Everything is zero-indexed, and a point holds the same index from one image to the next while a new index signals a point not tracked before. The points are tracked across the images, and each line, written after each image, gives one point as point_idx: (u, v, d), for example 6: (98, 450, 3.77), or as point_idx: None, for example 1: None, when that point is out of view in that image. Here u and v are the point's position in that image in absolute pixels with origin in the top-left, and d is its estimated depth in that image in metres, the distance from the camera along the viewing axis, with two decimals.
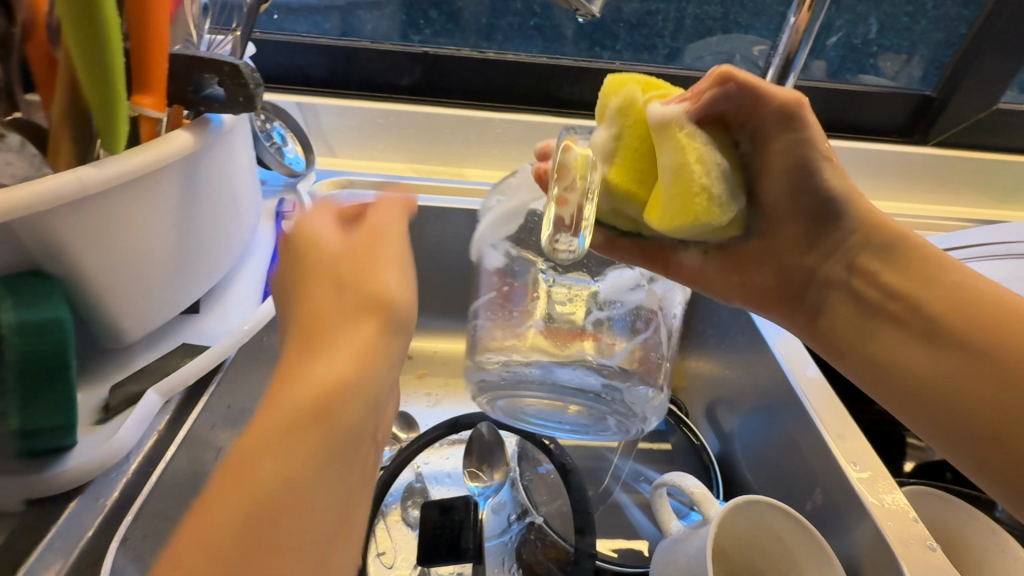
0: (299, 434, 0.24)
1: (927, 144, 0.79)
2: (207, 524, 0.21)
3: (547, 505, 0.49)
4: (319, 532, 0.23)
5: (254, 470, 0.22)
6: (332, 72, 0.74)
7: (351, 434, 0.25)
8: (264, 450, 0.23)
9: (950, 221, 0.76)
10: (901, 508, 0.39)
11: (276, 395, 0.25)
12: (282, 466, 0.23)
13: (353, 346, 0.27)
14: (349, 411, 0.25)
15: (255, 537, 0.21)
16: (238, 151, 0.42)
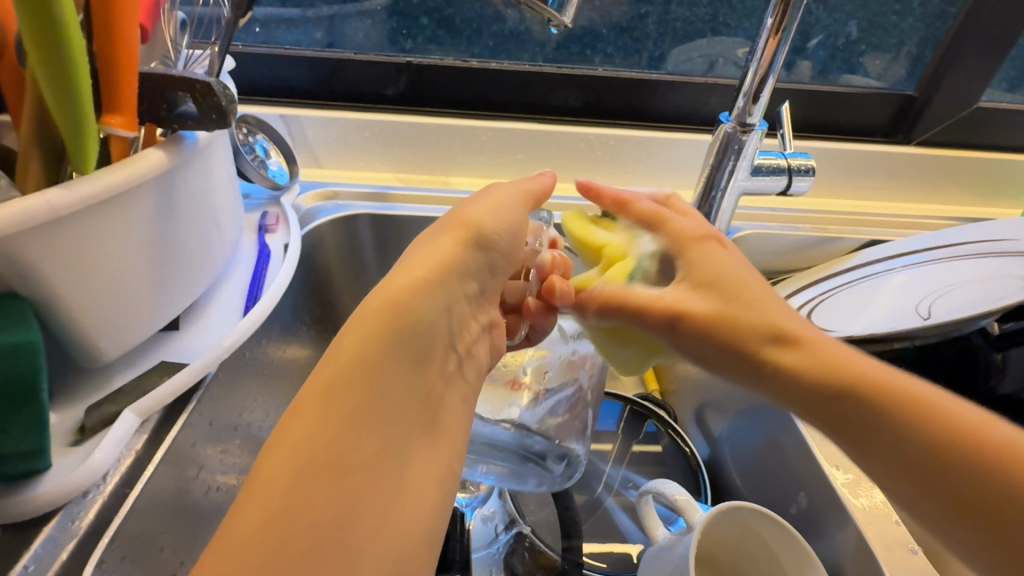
0: (383, 332, 0.32)
1: (911, 144, 0.79)
2: (318, 388, 0.30)
3: (534, 514, 0.49)
4: (390, 411, 0.31)
5: (351, 348, 0.31)
6: (316, 83, 0.74)
7: (422, 343, 0.34)
8: (357, 338, 0.32)
9: (935, 219, 0.77)
10: (883, 511, 0.40)
11: (380, 295, 0.34)
12: (370, 352, 0.32)
13: (424, 268, 0.36)
14: (428, 312, 0.35)
15: (352, 393, 0.30)
16: (216, 168, 0.42)
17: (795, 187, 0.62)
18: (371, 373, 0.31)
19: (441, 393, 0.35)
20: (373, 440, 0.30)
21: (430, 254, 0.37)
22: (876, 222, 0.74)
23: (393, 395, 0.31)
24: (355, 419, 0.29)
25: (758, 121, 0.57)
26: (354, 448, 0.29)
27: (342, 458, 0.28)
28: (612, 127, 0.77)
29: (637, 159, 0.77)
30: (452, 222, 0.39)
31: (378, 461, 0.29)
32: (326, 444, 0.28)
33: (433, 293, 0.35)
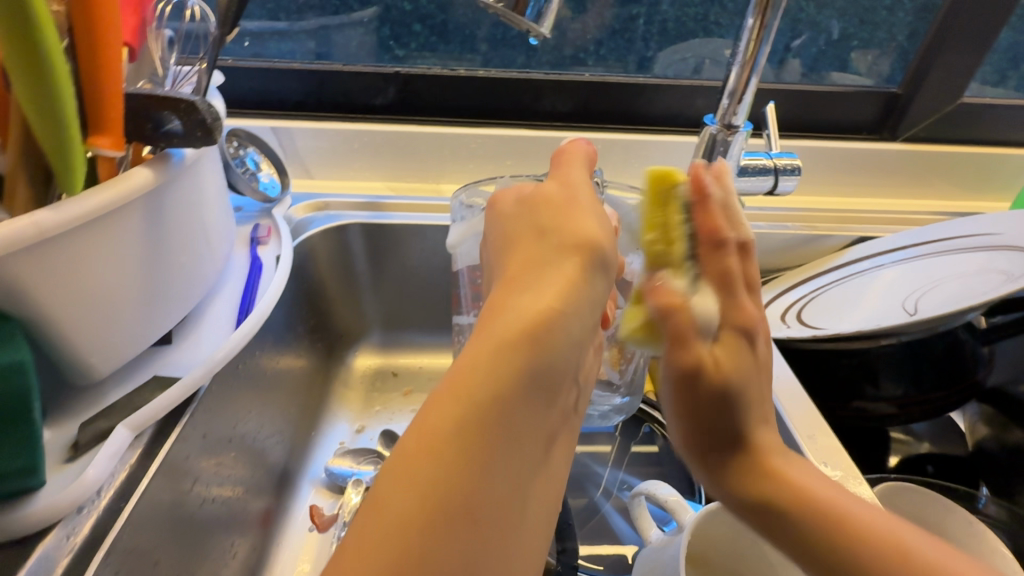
0: (514, 359, 0.27)
1: (898, 140, 0.80)
2: (432, 427, 0.24)
3: None
4: (515, 462, 0.26)
5: (472, 381, 0.26)
6: (306, 95, 0.75)
7: (553, 378, 0.29)
8: (479, 366, 0.27)
9: (923, 215, 0.77)
10: (872, 507, 0.40)
11: (491, 316, 0.29)
12: (500, 391, 0.26)
13: (543, 287, 0.31)
14: (556, 344, 0.30)
15: (484, 442, 0.25)
16: (205, 183, 0.43)
17: (782, 186, 0.62)
18: (499, 419, 0.26)
19: (553, 445, 0.30)
20: (502, 490, 0.25)
21: (546, 271, 0.32)
22: (864, 219, 0.75)
23: (523, 434, 0.27)
24: (483, 472, 0.25)
25: (742, 122, 0.58)
26: (483, 503, 0.24)
27: (465, 523, 0.23)
28: (600, 131, 0.78)
29: (626, 163, 0.77)
30: (565, 230, 0.34)
31: (503, 514, 0.25)
32: (449, 495, 0.23)
33: (563, 324, 0.30)
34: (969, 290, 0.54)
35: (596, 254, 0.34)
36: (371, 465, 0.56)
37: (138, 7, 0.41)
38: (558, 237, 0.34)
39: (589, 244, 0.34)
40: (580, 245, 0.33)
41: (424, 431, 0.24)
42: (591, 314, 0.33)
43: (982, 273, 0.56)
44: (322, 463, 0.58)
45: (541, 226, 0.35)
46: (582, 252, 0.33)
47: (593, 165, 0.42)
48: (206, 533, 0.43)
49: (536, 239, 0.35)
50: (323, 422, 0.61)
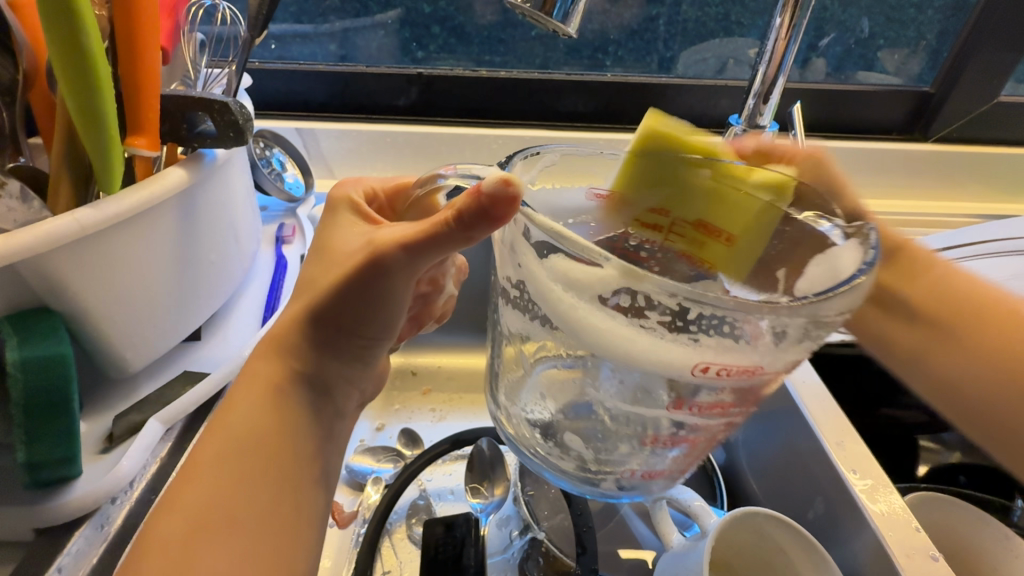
0: (259, 404, 0.34)
1: (929, 141, 0.77)
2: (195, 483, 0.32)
3: (549, 520, 0.48)
4: (272, 482, 0.33)
5: (233, 423, 0.33)
6: (329, 97, 0.76)
7: (302, 410, 0.35)
8: (243, 404, 0.34)
9: (957, 217, 0.75)
10: (902, 516, 0.40)
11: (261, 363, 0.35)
12: (257, 421, 0.34)
13: (277, 345, 0.36)
14: (294, 391, 0.35)
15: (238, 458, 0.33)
16: (235, 183, 0.44)
17: None
18: (252, 435, 0.33)
19: (323, 457, 0.36)
20: (260, 506, 0.32)
21: (289, 336, 0.35)
22: (894, 221, 0.73)
23: (271, 458, 0.33)
24: (224, 507, 0.31)
25: (768, 122, 0.57)
26: (230, 532, 0.31)
27: (210, 544, 0.30)
28: (620, 132, 0.77)
29: None
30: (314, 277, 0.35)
31: (260, 532, 0.31)
32: (202, 527, 0.30)
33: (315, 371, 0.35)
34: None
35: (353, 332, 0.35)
36: (391, 462, 0.56)
37: (172, 11, 0.42)
38: (313, 306, 0.34)
39: (317, 313, 0.34)
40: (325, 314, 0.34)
41: (178, 494, 0.31)
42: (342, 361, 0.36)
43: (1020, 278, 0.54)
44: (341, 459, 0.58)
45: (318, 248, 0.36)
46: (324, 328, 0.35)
47: (484, 224, 0.28)
48: None
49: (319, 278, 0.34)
50: None
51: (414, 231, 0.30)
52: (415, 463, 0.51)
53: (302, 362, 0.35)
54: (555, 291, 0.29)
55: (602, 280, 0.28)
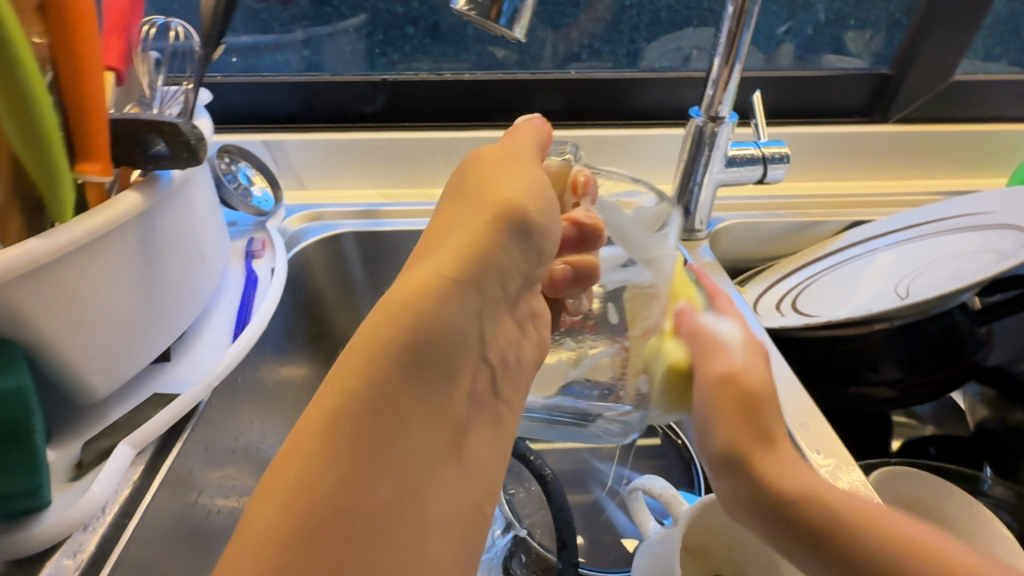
0: (400, 340, 0.28)
1: (890, 122, 0.78)
2: (343, 395, 0.27)
3: (531, 517, 0.50)
4: (434, 411, 0.30)
5: (371, 367, 0.27)
6: (295, 107, 0.75)
7: (445, 351, 0.30)
8: (367, 354, 0.28)
9: (920, 196, 0.76)
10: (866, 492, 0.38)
11: (413, 285, 0.30)
12: (390, 374, 0.28)
13: (460, 255, 0.32)
14: (457, 317, 0.31)
15: (368, 420, 0.27)
16: (194, 200, 0.44)
17: (772, 175, 0.62)
18: (401, 389, 0.28)
19: (470, 414, 0.34)
20: (406, 461, 0.29)
21: (460, 237, 0.33)
22: (860, 202, 0.74)
23: (411, 426, 0.29)
24: (412, 429, 0.29)
25: (728, 112, 0.58)
26: (386, 470, 0.27)
27: (371, 467, 0.27)
28: (590, 128, 0.77)
29: (617, 158, 0.77)
30: (490, 196, 0.35)
31: (410, 499, 0.29)
32: (356, 445, 0.26)
33: (460, 298, 0.31)
34: (962, 271, 0.53)
35: (533, 255, 0.36)
36: None
37: (123, 30, 0.42)
38: (483, 201, 0.35)
39: (515, 213, 0.34)
40: (498, 217, 0.34)
41: (300, 446, 0.25)
42: (496, 296, 0.34)
43: (978, 253, 0.55)
44: None
45: (465, 190, 0.37)
46: (504, 240, 0.34)
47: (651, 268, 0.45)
48: (212, 545, 0.43)
49: (500, 182, 0.36)
50: None
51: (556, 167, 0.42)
52: None
53: (496, 279, 0.34)
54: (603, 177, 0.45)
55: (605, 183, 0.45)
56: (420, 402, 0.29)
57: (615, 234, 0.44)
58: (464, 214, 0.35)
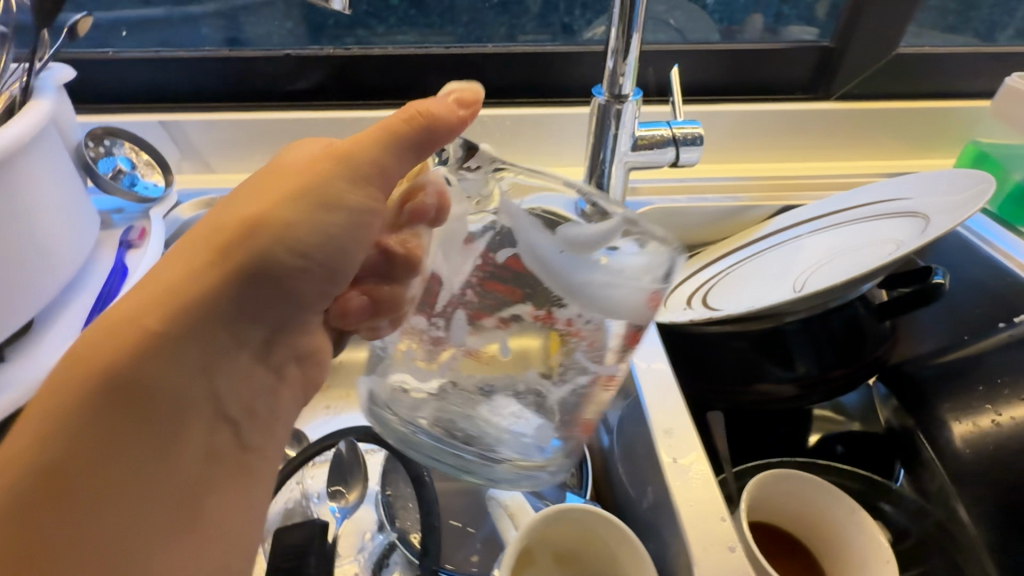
0: (92, 405, 0.26)
1: (831, 99, 0.74)
2: (23, 464, 0.25)
3: (404, 520, 0.47)
4: (160, 471, 0.28)
5: (57, 434, 0.26)
6: (196, 85, 0.71)
7: (158, 404, 0.28)
8: (58, 417, 0.26)
9: (858, 177, 0.72)
10: (710, 501, 0.35)
11: (125, 329, 0.27)
12: (84, 436, 0.26)
13: (189, 289, 0.29)
14: (168, 371, 0.28)
15: (47, 494, 0.25)
16: (26, 191, 0.41)
17: (685, 158, 0.58)
18: (99, 451, 0.26)
19: (215, 471, 0.30)
20: (105, 532, 0.26)
21: (188, 267, 0.29)
22: (792, 185, 0.70)
23: (128, 494, 0.27)
24: (117, 500, 0.26)
25: (631, 90, 0.54)
26: (65, 545, 0.25)
27: (53, 544, 0.25)
28: (510, 106, 0.73)
29: (538, 139, 0.73)
30: (242, 214, 0.30)
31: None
32: (32, 522, 0.25)
33: (179, 348, 0.28)
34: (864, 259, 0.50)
35: (292, 285, 0.32)
36: None
37: None
38: (228, 221, 0.30)
39: (255, 236, 0.30)
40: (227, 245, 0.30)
41: None
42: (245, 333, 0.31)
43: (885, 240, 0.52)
44: None
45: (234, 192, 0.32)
46: (243, 273, 0.29)
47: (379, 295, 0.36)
48: None
49: (250, 193, 0.31)
50: None
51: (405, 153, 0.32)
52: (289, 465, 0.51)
53: (231, 319, 0.30)
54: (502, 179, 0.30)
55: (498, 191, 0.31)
56: (138, 463, 0.27)
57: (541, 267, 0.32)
58: (212, 235, 0.31)
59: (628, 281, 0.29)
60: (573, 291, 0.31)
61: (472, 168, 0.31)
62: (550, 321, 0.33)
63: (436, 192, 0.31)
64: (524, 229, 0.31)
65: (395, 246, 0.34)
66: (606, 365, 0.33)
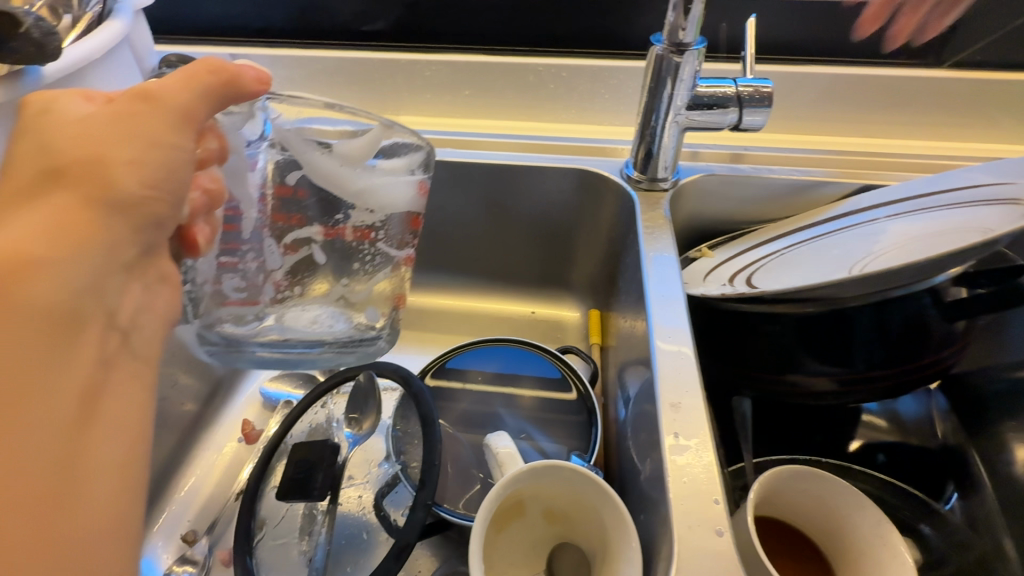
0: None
1: (945, 66, 0.64)
2: None
3: (410, 454, 0.49)
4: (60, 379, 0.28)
5: None
6: (265, 20, 0.73)
7: (41, 316, 0.28)
8: None
9: (960, 160, 0.62)
10: (706, 484, 0.32)
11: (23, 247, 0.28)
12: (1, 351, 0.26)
13: (54, 217, 0.29)
14: (51, 289, 0.28)
15: None
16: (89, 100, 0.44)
17: (749, 122, 0.53)
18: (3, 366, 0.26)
19: (104, 377, 0.31)
20: (19, 445, 0.26)
21: (50, 206, 0.29)
22: (876, 162, 0.62)
23: (42, 405, 0.27)
24: (5, 425, 0.26)
25: (694, 39, 0.49)
26: None
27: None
28: (570, 57, 0.69)
29: (595, 94, 0.69)
30: (71, 150, 0.30)
31: (9, 489, 0.25)
32: None
33: (52, 269, 0.29)
34: (934, 245, 0.45)
35: (143, 215, 0.32)
36: (301, 388, 0.63)
37: None
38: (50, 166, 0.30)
39: (96, 166, 0.30)
40: (95, 187, 0.30)
41: None
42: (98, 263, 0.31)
43: (968, 227, 0.46)
44: (260, 382, 0.66)
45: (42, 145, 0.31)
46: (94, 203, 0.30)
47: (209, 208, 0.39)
48: None
49: (20, 154, 0.31)
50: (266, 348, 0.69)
51: (180, 93, 0.32)
52: (321, 387, 0.56)
53: (97, 250, 0.31)
54: (299, 99, 0.37)
55: (305, 111, 0.38)
56: (36, 370, 0.27)
57: (320, 179, 0.40)
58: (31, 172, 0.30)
59: (397, 179, 0.40)
60: (358, 194, 0.40)
61: (237, 110, 0.36)
62: (334, 235, 0.43)
63: (218, 137, 0.36)
64: (303, 151, 0.39)
65: (207, 182, 0.38)
66: (407, 249, 0.44)
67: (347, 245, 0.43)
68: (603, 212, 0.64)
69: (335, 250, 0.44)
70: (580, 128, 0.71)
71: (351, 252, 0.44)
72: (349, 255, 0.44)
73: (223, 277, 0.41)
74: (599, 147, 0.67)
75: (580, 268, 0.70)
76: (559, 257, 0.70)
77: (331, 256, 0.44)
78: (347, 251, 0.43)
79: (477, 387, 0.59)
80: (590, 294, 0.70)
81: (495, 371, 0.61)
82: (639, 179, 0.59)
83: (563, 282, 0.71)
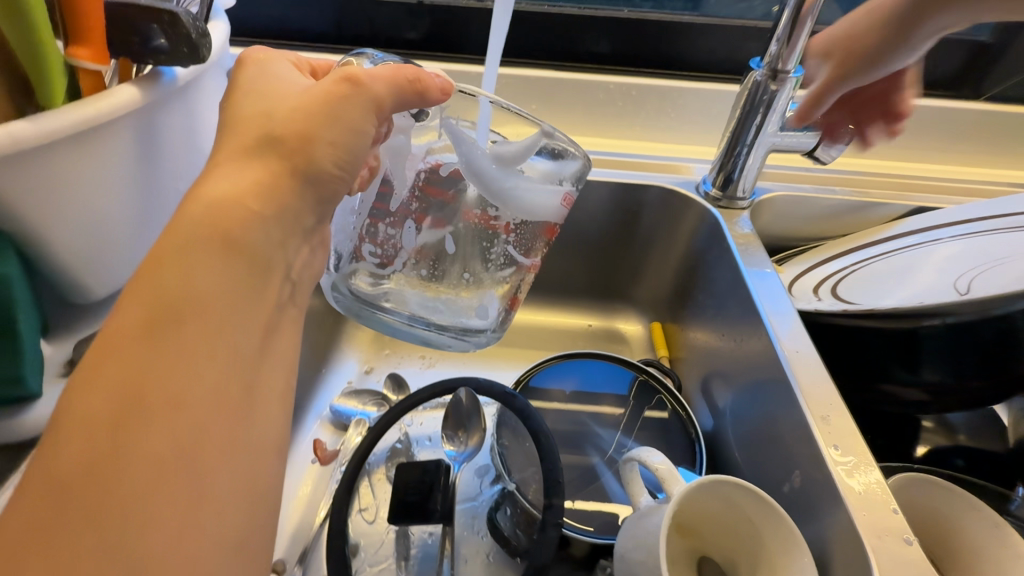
0: (207, 252, 0.28)
1: (981, 99, 0.70)
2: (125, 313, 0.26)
3: (521, 472, 0.48)
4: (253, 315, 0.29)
5: (183, 277, 0.27)
6: (325, 26, 0.71)
7: (248, 257, 0.30)
8: (186, 263, 0.27)
9: (994, 186, 0.68)
10: (881, 497, 0.35)
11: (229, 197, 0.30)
12: (215, 282, 0.28)
13: (252, 179, 0.31)
14: (253, 231, 0.30)
15: (158, 333, 0.25)
16: (203, 102, 0.41)
17: (824, 151, 0.56)
18: (203, 297, 0.27)
19: (280, 319, 0.32)
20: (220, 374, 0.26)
21: (255, 166, 0.31)
22: (926, 185, 0.67)
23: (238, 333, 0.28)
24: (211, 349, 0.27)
25: (794, 68, 0.51)
26: (181, 368, 0.25)
27: (186, 371, 0.25)
28: (636, 76, 0.71)
29: (661, 113, 0.71)
30: (285, 117, 0.33)
31: (213, 416, 0.25)
32: (160, 351, 0.25)
33: (258, 222, 0.31)
34: None
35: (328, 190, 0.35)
36: (375, 406, 0.61)
37: None
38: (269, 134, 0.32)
39: (297, 137, 0.32)
40: (297, 161, 0.32)
41: (105, 372, 0.24)
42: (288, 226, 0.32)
43: None
44: (329, 401, 0.63)
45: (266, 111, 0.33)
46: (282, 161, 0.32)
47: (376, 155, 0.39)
48: None
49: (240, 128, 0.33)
50: (328, 363, 0.66)
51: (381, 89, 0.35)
52: (395, 409, 0.52)
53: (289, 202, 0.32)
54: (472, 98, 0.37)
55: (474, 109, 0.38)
56: (235, 302, 0.28)
57: (469, 173, 0.39)
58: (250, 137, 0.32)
59: (544, 189, 0.40)
60: (504, 196, 0.40)
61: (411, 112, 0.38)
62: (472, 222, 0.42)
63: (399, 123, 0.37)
64: (461, 146, 0.38)
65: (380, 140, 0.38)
66: (533, 256, 0.44)
67: (484, 234, 0.43)
68: (679, 227, 0.65)
69: (472, 236, 0.43)
70: (644, 145, 0.73)
71: (485, 241, 0.43)
72: (481, 240, 0.43)
73: (365, 237, 0.43)
74: (667, 165, 0.69)
75: (645, 284, 0.71)
76: (625, 271, 0.71)
77: (468, 236, 0.43)
78: (482, 240, 0.43)
79: (556, 405, 0.58)
80: (653, 309, 0.71)
81: (574, 388, 0.60)
82: (718, 197, 0.61)
83: (626, 297, 0.72)
